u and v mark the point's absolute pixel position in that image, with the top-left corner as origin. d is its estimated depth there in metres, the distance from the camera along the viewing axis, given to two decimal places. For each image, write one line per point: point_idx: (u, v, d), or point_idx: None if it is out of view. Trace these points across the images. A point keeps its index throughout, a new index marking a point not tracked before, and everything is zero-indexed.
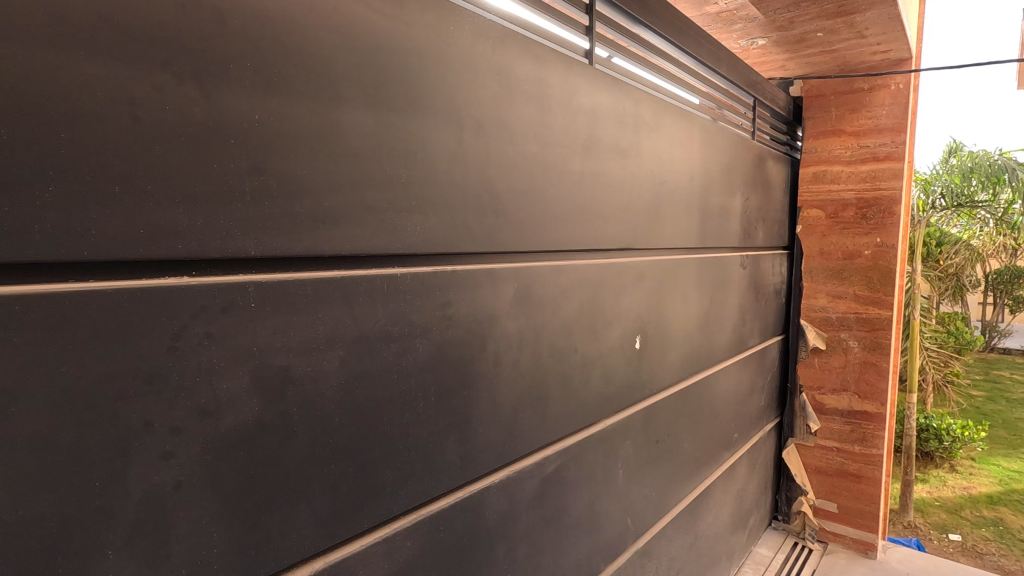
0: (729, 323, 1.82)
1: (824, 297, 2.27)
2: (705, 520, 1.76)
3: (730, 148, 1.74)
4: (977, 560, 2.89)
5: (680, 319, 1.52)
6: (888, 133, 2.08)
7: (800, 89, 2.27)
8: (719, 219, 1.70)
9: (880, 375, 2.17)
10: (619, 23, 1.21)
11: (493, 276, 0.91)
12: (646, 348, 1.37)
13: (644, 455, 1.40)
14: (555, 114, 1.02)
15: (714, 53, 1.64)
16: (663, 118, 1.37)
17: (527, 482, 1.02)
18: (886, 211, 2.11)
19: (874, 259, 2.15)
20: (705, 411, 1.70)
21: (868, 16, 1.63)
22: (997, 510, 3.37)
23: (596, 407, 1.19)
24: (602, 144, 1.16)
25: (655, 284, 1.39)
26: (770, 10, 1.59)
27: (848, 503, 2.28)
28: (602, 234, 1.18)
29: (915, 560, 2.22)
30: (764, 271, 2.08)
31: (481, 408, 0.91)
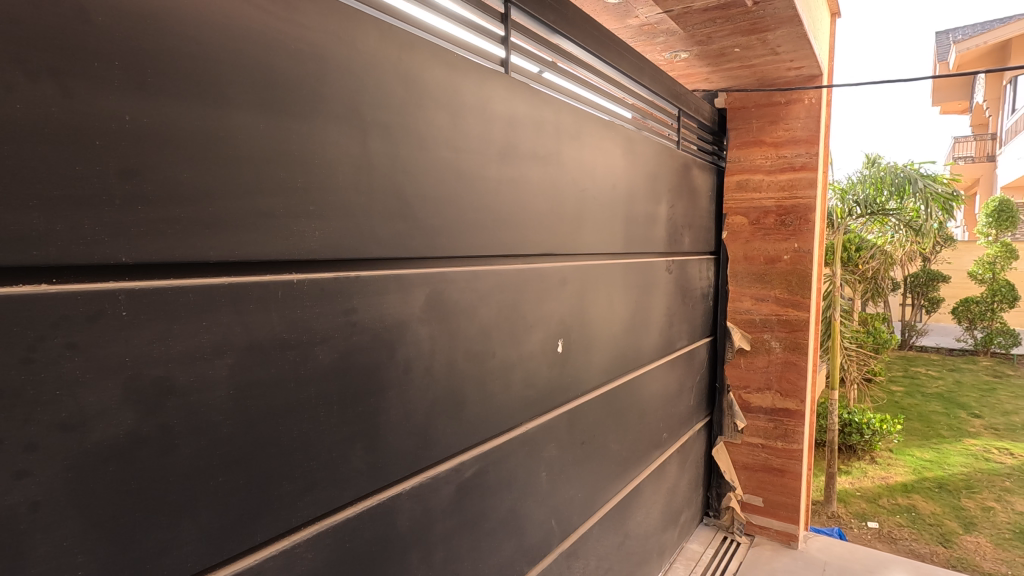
0: (656, 325, 1.88)
1: (749, 299, 2.37)
2: (634, 519, 1.80)
3: (654, 157, 1.80)
4: (892, 545, 3.07)
5: (605, 323, 1.55)
6: (803, 144, 2.21)
7: (724, 101, 2.37)
8: (644, 225, 1.76)
9: (800, 373, 2.29)
10: (536, 33, 1.25)
11: (402, 282, 0.91)
12: (569, 352, 1.39)
13: (569, 457, 1.42)
14: (469, 121, 1.03)
15: (636, 63, 1.69)
16: (584, 126, 1.40)
17: (442, 488, 1.02)
18: (802, 218, 2.23)
19: (793, 264, 2.26)
20: (632, 412, 1.74)
21: (778, 34, 1.73)
22: (910, 498, 3.60)
23: (516, 411, 1.20)
24: (521, 152, 1.17)
25: (578, 289, 1.42)
26: (688, 25, 1.66)
27: (773, 496, 2.38)
28: (522, 240, 1.20)
29: (833, 548, 2.34)
30: (691, 275, 2.16)
31: (390, 415, 0.90)
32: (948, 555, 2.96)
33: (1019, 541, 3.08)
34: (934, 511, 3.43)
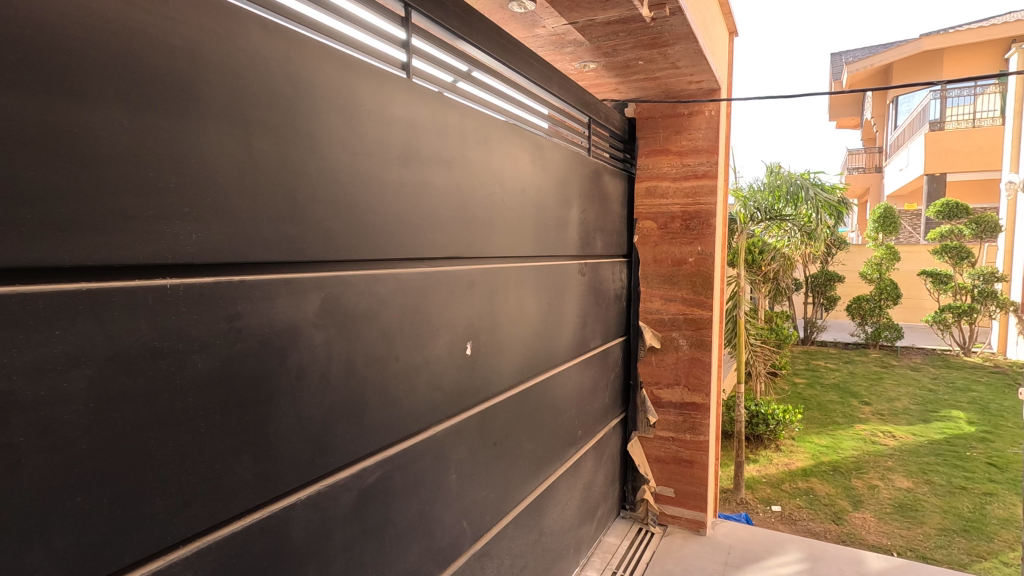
0: (569, 326, 1.94)
1: (658, 300, 2.50)
2: (550, 516, 1.84)
3: (564, 163, 1.86)
4: (792, 526, 3.32)
5: (516, 324, 1.59)
6: (704, 154, 2.36)
7: (633, 111, 2.48)
8: (555, 229, 1.81)
9: (705, 369, 2.43)
10: (439, 38, 1.26)
11: (293, 287, 0.89)
12: (479, 354, 1.41)
13: (480, 458, 1.43)
14: (367, 125, 1.02)
15: (545, 72, 1.74)
16: (490, 132, 1.42)
17: (342, 495, 1.00)
18: (705, 222, 2.38)
19: (697, 266, 2.41)
20: (546, 412, 1.78)
21: (676, 50, 1.84)
22: (808, 481, 3.90)
23: (422, 415, 1.20)
24: (423, 156, 1.18)
25: (486, 291, 1.44)
26: (592, 37, 1.73)
27: (682, 487, 2.51)
28: (426, 243, 1.20)
29: (738, 533, 2.50)
30: (603, 277, 2.25)
31: (282, 423, 0.87)
32: (838, 531, 3.23)
33: (898, 514, 3.42)
34: (828, 492, 3.74)
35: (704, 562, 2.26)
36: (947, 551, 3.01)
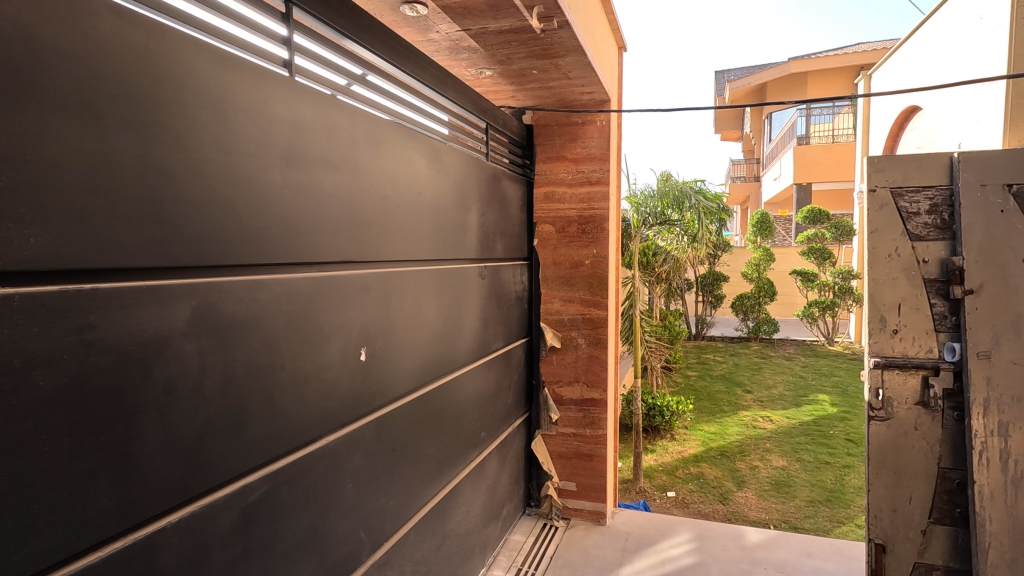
0: (470, 329, 1.96)
1: (558, 301, 2.59)
2: (454, 518, 1.84)
3: (461, 168, 1.88)
4: (685, 509, 3.56)
5: (413, 328, 1.58)
6: (597, 161, 2.49)
7: (530, 118, 2.55)
8: (453, 233, 1.82)
9: (601, 365, 2.56)
10: (325, 37, 1.23)
11: (159, 295, 0.82)
12: (374, 360, 1.38)
13: (378, 466, 1.40)
14: (243, 123, 0.97)
15: (440, 78, 1.76)
16: (383, 135, 1.41)
17: (221, 515, 0.94)
18: (599, 227, 2.51)
19: (593, 267, 2.53)
20: (448, 415, 1.79)
21: (568, 61, 1.93)
22: (699, 466, 4.21)
23: (313, 425, 1.16)
24: (309, 157, 1.14)
25: (381, 295, 1.42)
26: (487, 45, 1.77)
27: (583, 480, 2.62)
28: (314, 247, 1.16)
29: (635, 519, 2.64)
30: (504, 280, 2.29)
31: (148, 443, 0.81)
32: (725, 511, 3.51)
33: (774, 490, 3.78)
34: (716, 475, 4.05)
35: (604, 550, 2.36)
36: (814, 519, 3.38)
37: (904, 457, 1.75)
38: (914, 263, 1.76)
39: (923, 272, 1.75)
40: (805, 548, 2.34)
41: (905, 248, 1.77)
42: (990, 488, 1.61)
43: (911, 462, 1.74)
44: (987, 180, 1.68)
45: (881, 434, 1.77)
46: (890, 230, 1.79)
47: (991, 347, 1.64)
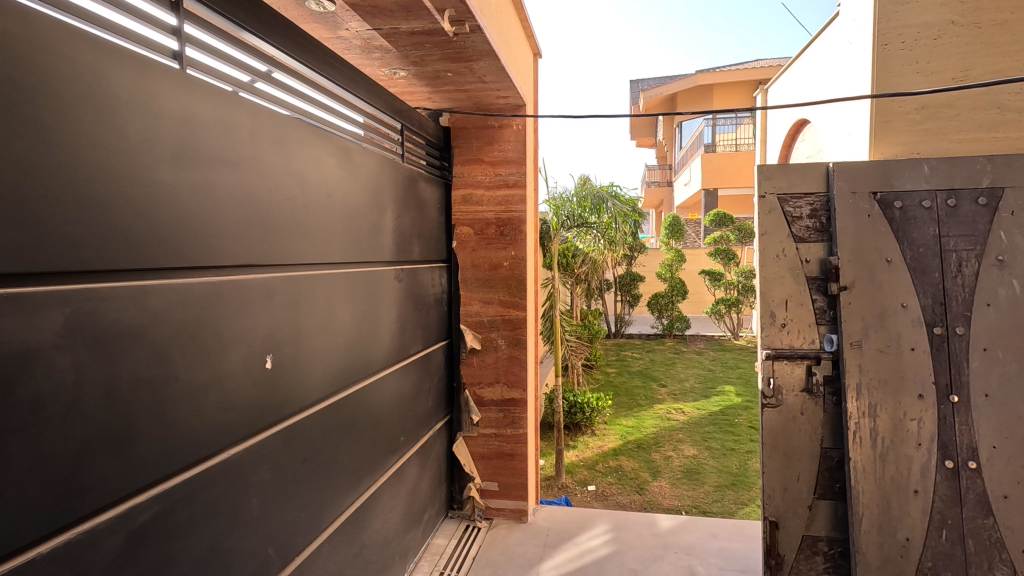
0: (386, 333, 1.93)
1: (478, 303, 2.61)
2: (372, 526, 1.80)
3: (375, 169, 1.85)
4: (604, 501, 3.69)
5: (325, 334, 1.53)
6: (514, 164, 2.53)
7: (447, 120, 2.55)
8: (367, 235, 1.78)
9: (520, 366, 2.60)
10: (220, 29, 1.17)
11: (25, 302, 0.75)
12: (282, 368, 1.33)
13: (287, 478, 1.35)
14: (126, 117, 0.90)
15: (351, 77, 1.72)
16: (288, 133, 1.36)
17: (104, 542, 0.87)
18: (516, 229, 2.55)
19: (512, 269, 2.57)
20: (364, 421, 1.75)
21: (482, 65, 1.95)
22: (617, 460, 4.38)
23: (212, 438, 1.10)
24: (205, 155, 1.08)
25: (288, 299, 1.36)
26: (399, 45, 1.75)
27: (505, 479, 2.65)
28: (211, 249, 1.10)
29: (556, 515, 2.70)
30: (422, 283, 2.27)
31: (15, 466, 0.73)
32: (641, 500, 3.68)
33: (686, 478, 4.01)
34: (633, 467, 4.23)
35: (526, 547, 2.39)
36: (721, 503, 3.62)
37: (793, 440, 1.92)
38: (797, 262, 1.94)
39: (805, 270, 1.93)
40: (712, 530, 2.50)
41: (790, 249, 1.95)
42: (862, 463, 1.81)
43: (798, 444, 1.91)
44: (857, 188, 1.88)
45: (773, 420, 1.93)
46: (778, 232, 1.96)
47: (861, 337, 1.84)
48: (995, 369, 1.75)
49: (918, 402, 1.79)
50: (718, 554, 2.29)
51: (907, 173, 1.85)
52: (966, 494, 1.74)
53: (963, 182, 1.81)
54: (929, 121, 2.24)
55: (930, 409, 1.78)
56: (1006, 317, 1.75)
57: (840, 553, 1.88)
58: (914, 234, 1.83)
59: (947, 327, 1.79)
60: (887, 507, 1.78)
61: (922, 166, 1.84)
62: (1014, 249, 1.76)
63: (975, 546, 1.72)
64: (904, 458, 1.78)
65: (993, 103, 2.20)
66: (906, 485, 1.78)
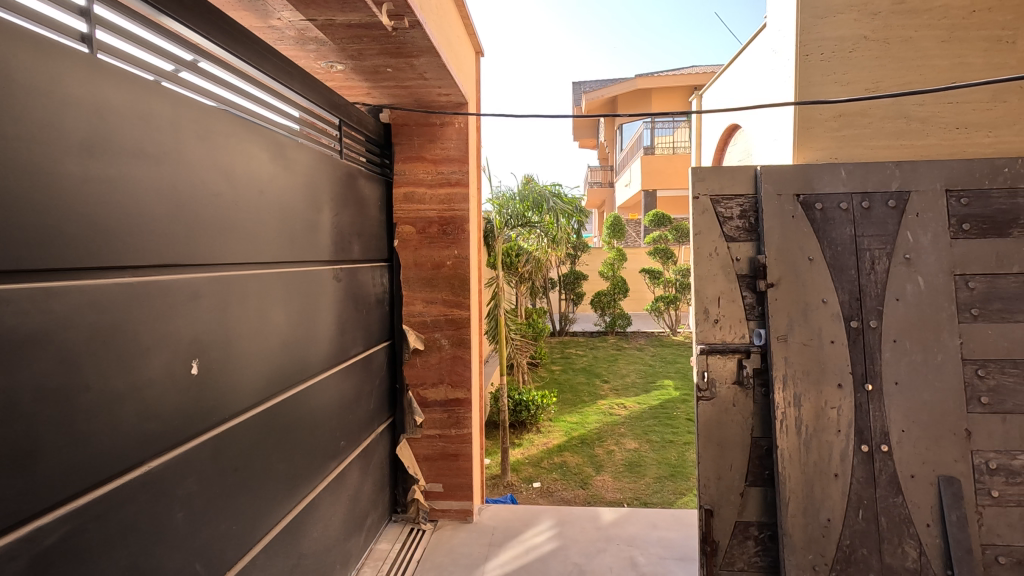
0: (324, 335, 1.86)
1: (421, 302, 2.57)
2: (310, 535, 1.74)
3: (311, 166, 1.79)
4: (549, 498, 3.73)
5: (257, 337, 1.46)
6: (456, 163, 2.52)
7: (388, 117, 2.50)
8: (303, 234, 1.72)
9: (464, 365, 2.58)
10: (135, 13, 1.09)
11: None
12: (210, 373, 1.26)
13: (216, 490, 1.28)
14: (27, 103, 0.83)
15: (284, 69, 1.65)
16: (214, 126, 1.29)
17: (2, 569, 0.79)
18: (459, 228, 2.53)
19: (455, 268, 2.55)
20: (300, 427, 1.68)
21: (422, 61, 1.92)
22: (562, 456, 4.44)
23: (130, 451, 1.02)
24: (121, 148, 1.00)
25: (216, 301, 1.29)
26: (335, 38, 1.70)
27: (450, 480, 2.62)
28: (127, 248, 1.02)
29: (501, 513, 2.70)
30: (362, 283, 2.22)
31: None
32: (585, 495, 3.75)
33: (627, 471, 4.12)
34: (577, 462, 4.30)
35: (471, 547, 2.38)
36: (660, 494, 3.74)
37: (726, 431, 2.00)
38: (729, 261, 2.03)
39: (736, 268, 2.03)
40: (652, 521, 2.57)
41: (722, 248, 2.03)
42: (788, 450, 1.91)
43: (731, 434, 2.00)
44: (782, 190, 1.98)
45: (707, 412, 2.01)
46: (711, 232, 2.04)
47: (787, 331, 1.94)
48: (903, 358, 1.89)
49: (837, 391, 1.91)
50: (658, 544, 2.36)
51: (826, 176, 1.97)
52: (879, 475, 1.87)
53: (875, 185, 1.95)
54: (846, 129, 2.40)
55: (848, 398, 1.91)
56: (913, 311, 1.90)
57: (769, 536, 1.98)
58: (833, 234, 1.95)
59: (862, 321, 1.92)
60: (811, 491, 1.89)
61: (840, 170, 1.97)
62: (919, 248, 1.91)
63: (887, 523, 1.86)
64: (825, 444, 1.90)
65: (901, 113, 2.39)
66: (827, 469, 1.90)
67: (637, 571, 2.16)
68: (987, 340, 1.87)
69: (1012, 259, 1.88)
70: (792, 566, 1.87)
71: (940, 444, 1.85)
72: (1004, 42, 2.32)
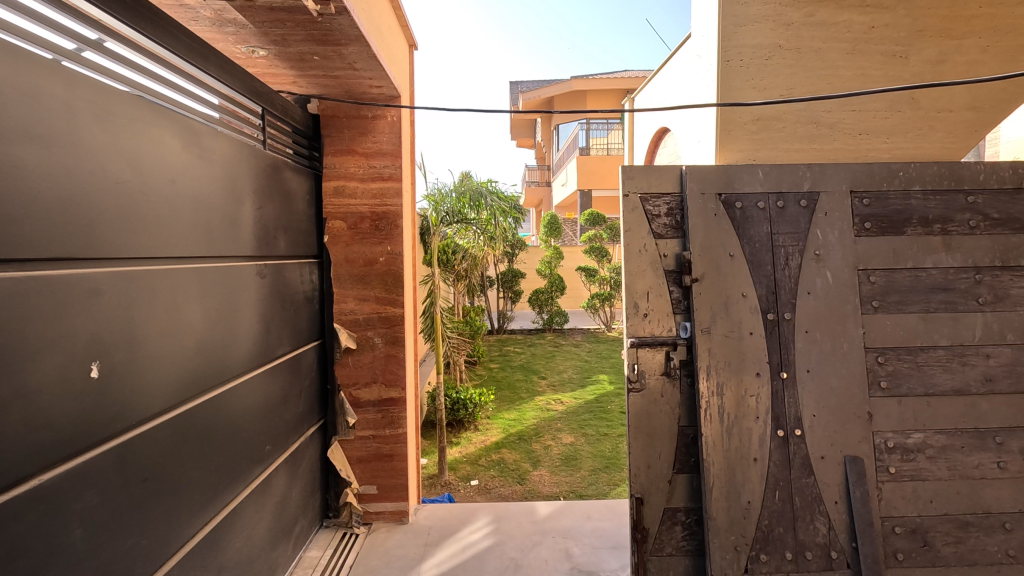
0: (246, 335, 1.77)
1: (352, 300, 2.50)
2: (232, 546, 1.65)
3: (230, 155, 1.69)
4: (487, 495, 3.73)
5: (169, 337, 1.36)
6: (389, 157, 2.47)
7: (316, 107, 2.41)
8: (221, 227, 1.62)
9: (399, 364, 2.53)
10: None
11: None
12: (113, 376, 1.16)
13: (122, 502, 1.18)
14: None
15: (200, 52, 1.55)
16: (117, 109, 1.19)
17: None
18: (392, 223, 2.48)
19: (388, 265, 2.50)
20: (220, 432, 1.59)
21: (351, 50, 1.86)
22: (499, 453, 4.45)
23: (16, 463, 0.93)
24: (6, 130, 0.91)
25: (121, 298, 1.20)
26: (256, 20, 1.61)
27: (384, 481, 2.57)
28: (12, 240, 0.93)
29: (437, 513, 2.67)
30: (289, 280, 2.12)
31: None
32: (522, 490, 3.78)
33: (564, 465, 4.19)
34: (515, 459, 4.33)
35: (406, 548, 2.34)
36: (595, 486, 3.83)
37: (655, 421, 2.07)
38: (657, 257, 2.10)
39: (664, 264, 2.10)
40: (586, 512, 2.63)
41: (650, 244, 2.10)
42: (712, 437, 2.00)
43: (659, 424, 2.07)
44: (705, 190, 2.08)
45: (637, 404, 2.07)
46: (640, 229, 2.10)
47: (710, 324, 2.03)
48: (814, 348, 2.03)
49: (756, 379, 2.02)
50: (592, 534, 2.42)
51: (745, 177, 2.08)
52: (793, 458, 2.00)
53: (789, 186, 2.08)
54: (763, 132, 2.54)
55: (765, 386, 2.02)
56: (822, 303, 2.04)
57: (695, 521, 2.07)
58: (751, 231, 2.06)
59: (777, 313, 2.05)
60: (733, 475, 1.99)
61: (757, 171, 2.08)
62: (828, 245, 2.05)
63: (801, 502, 1.98)
64: (745, 430, 2.01)
65: (811, 118, 2.56)
66: (747, 454, 2.00)
67: (572, 562, 2.20)
68: (885, 329, 2.04)
69: (906, 255, 2.06)
70: (715, 548, 1.96)
71: (846, 426, 1.99)
72: (898, 56, 2.54)
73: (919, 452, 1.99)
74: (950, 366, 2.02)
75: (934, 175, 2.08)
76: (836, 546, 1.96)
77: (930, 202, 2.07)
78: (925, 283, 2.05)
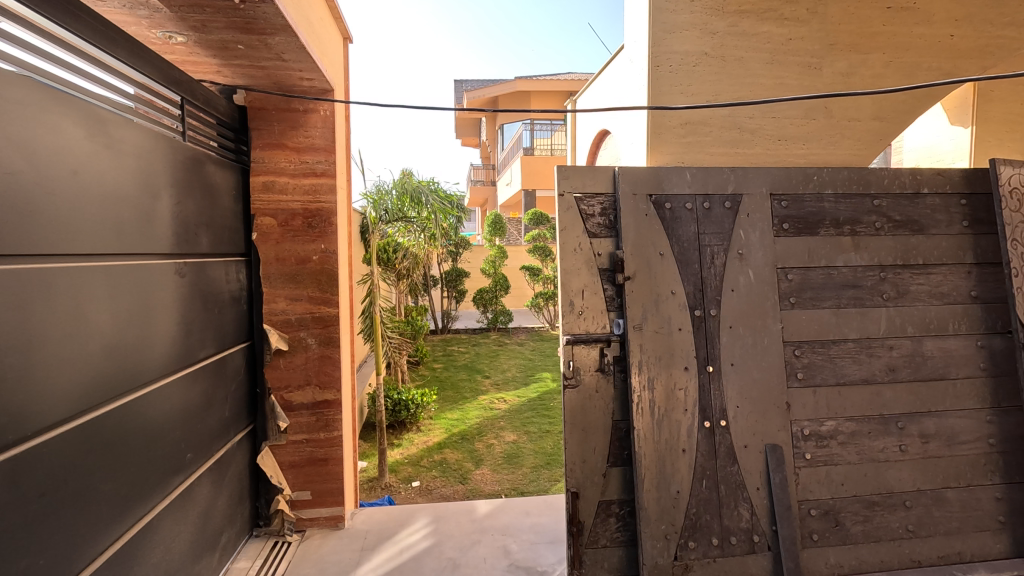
0: (163, 337, 1.66)
1: (283, 300, 2.41)
2: (148, 561, 1.55)
3: (143, 145, 1.59)
4: (428, 496, 3.69)
5: (71, 340, 1.26)
6: (322, 152, 2.40)
7: (243, 98, 2.31)
8: (133, 223, 1.52)
9: (333, 365, 2.47)
10: None
11: None
12: (3, 383, 1.07)
13: (15, 521, 1.09)
14: None
15: (108, 35, 1.45)
16: (9, 93, 1.09)
17: None
18: (326, 221, 2.42)
19: (322, 263, 2.43)
20: (132, 441, 1.49)
21: (278, 40, 1.79)
22: (442, 453, 4.42)
23: None
24: None
25: (13, 299, 1.10)
26: (171, 4, 1.53)
27: (319, 486, 2.49)
28: None
29: (375, 516, 2.62)
30: (212, 278, 2.02)
31: None
32: (463, 490, 3.76)
33: (506, 463, 4.21)
34: (457, 458, 4.31)
35: (342, 554, 2.28)
36: (536, 483, 3.87)
37: (590, 416, 2.11)
38: (591, 256, 2.14)
39: (598, 263, 2.15)
40: (524, 509, 2.66)
41: (585, 243, 2.14)
42: (644, 430, 2.07)
43: (594, 419, 2.12)
44: (636, 190, 2.14)
45: (573, 400, 2.11)
46: (574, 228, 2.14)
47: (642, 321, 2.10)
48: (738, 342, 2.13)
49: (684, 373, 2.10)
50: (530, 530, 2.45)
51: (674, 178, 2.16)
52: (719, 447, 2.09)
53: (715, 188, 2.17)
54: (690, 136, 2.66)
55: (693, 379, 2.10)
56: (745, 300, 2.15)
57: (628, 512, 2.12)
58: (680, 231, 2.14)
59: (704, 310, 2.14)
60: (663, 467, 2.06)
61: (685, 173, 2.16)
62: (750, 245, 2.16)
63: (726, 490, 2.08)
64: (674, 423, 2.08)
65: (736, 124, 2.68)
66: (676, 445, 2.08)
67: (510, 559, 2.22)
68: (802, 324, 2.17)
69: (820, 255, 2.20)
70: (647, 537, 2.02)
71: (767, 416, 2.10)
72: (813, 67, 2.71)
73: (831, 438, 2.13)
74: (859, 357, 2.17)
75: (844, 179, 2.23)
76: (758, 530, 2.07)
77: (841, 205, 2.22)
78: (837, 280, 2.19)
